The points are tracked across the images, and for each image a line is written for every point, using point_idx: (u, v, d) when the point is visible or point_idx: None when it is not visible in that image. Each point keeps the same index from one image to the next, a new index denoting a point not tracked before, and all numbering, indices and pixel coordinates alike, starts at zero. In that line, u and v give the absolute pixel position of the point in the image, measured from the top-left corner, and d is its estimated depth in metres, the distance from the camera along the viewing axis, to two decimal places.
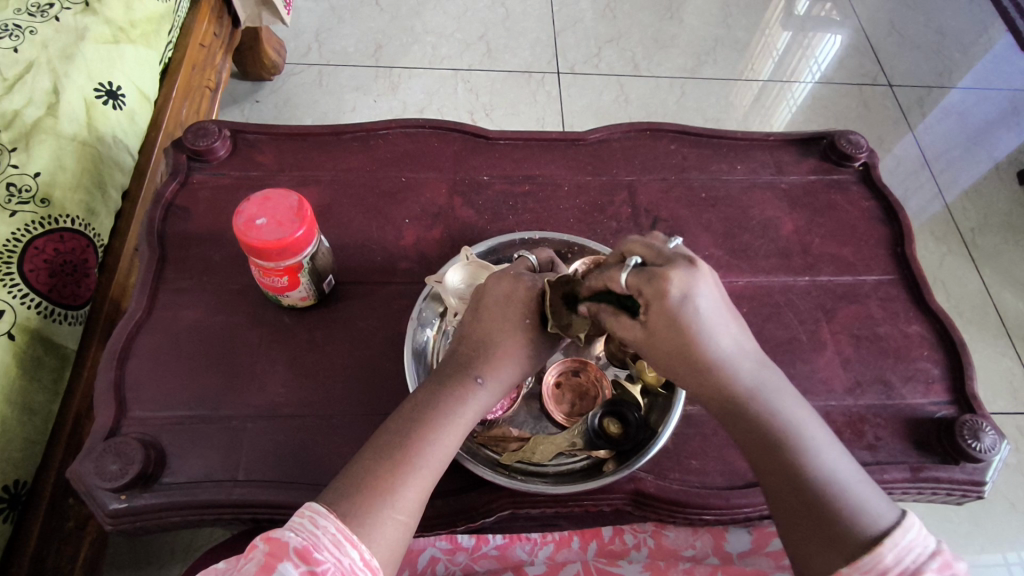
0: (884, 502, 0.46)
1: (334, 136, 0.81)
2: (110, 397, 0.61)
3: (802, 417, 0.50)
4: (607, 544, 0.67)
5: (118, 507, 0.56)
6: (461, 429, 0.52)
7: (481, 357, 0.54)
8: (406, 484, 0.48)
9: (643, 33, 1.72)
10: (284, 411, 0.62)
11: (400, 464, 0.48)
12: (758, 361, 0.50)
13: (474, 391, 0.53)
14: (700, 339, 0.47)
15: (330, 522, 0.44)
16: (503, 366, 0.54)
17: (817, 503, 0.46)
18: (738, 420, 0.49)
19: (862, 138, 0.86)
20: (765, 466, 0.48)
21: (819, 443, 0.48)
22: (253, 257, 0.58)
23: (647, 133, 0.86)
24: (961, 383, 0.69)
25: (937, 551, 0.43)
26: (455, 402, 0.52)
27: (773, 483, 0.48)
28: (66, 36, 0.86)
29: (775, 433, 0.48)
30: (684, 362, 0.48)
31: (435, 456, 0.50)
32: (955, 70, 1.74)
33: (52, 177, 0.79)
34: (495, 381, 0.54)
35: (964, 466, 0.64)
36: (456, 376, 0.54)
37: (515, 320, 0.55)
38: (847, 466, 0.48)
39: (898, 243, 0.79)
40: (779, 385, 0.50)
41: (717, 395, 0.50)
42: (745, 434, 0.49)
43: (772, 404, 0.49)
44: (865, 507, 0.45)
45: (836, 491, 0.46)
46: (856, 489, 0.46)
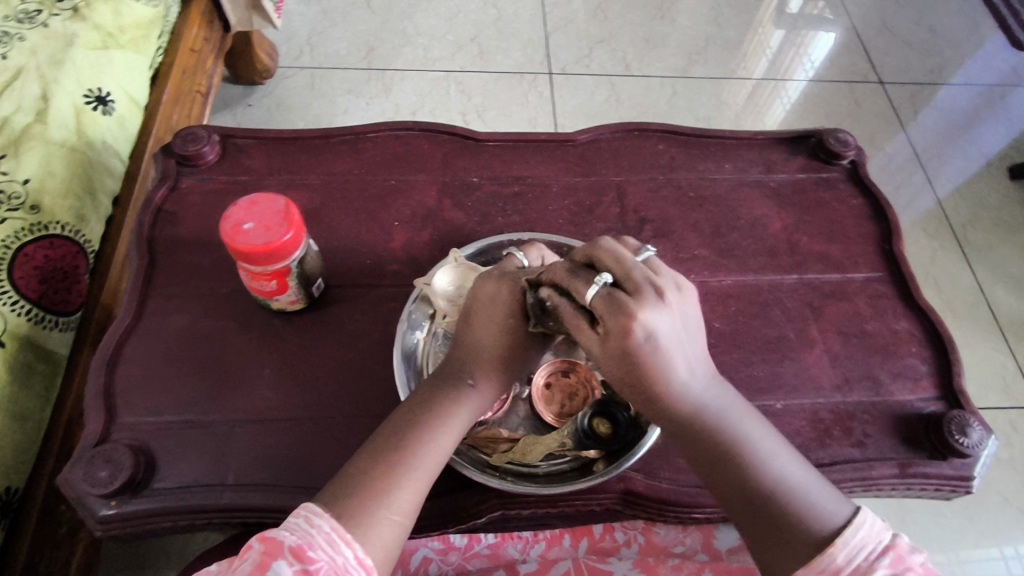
0: (833, 500, 0.47)
1: (323, 139, 0.81)
2: (100, 403, 0.61)
3: (750, 429, 0.50)
4: (598, 542, 0.68)
5: (109, 513, 0.56)
6: (456, 429, 0.53)
7: (472, 360, 0.56)
8: (400, 484, 0.48)
9: (635, 33, 1.72)
10: (274, 415, 0.63)
11: (394, 465, 0.49)
12: (710, 379, 0.51)
13: (466, 392, 0.55)
14: (654, 364, 0.48)
15: (323, 522, 0.44)
16: (494, 366, 0.56)
17: (771, 510, 0.46)
18: (691, 438, 0.50)
19: (850, 136, 0.86)
20: (719, 481, 0.49)
21: (770, 451, 0.49)
22: (241, 262, 0.59)
23: (635, 133, 0.86)
24: (948, 379, 0.70)
25: (891, 545, 0.43)
26: (449, 404, 0.54)
27: (725, 492, 0.48)
28: (55, 43, 0.86)
29: (724, 448, 0.49)
30: (638, 381, 0.49)
31: (429, 456, 0.51)
32: (945, 67, 1.75)
33: (42, 184, 0.79)
34: (487, 382, 0.56)
35: (951, 461, 0.64)
36: (448, 380, 0.56)
37: (500, 321, 0.55)
38: (796, 469, 0.48)
39: (886, 240, 0.80)
40: (731, 401, 0.51)
41: (670, 416, 0.50)
42: (695, 449, 0.50)
43: (723, 421, 0.50)
44: (816, 507, 0.46)
45: (789, 497, 0.46)
46: (807, 492, 0.47)
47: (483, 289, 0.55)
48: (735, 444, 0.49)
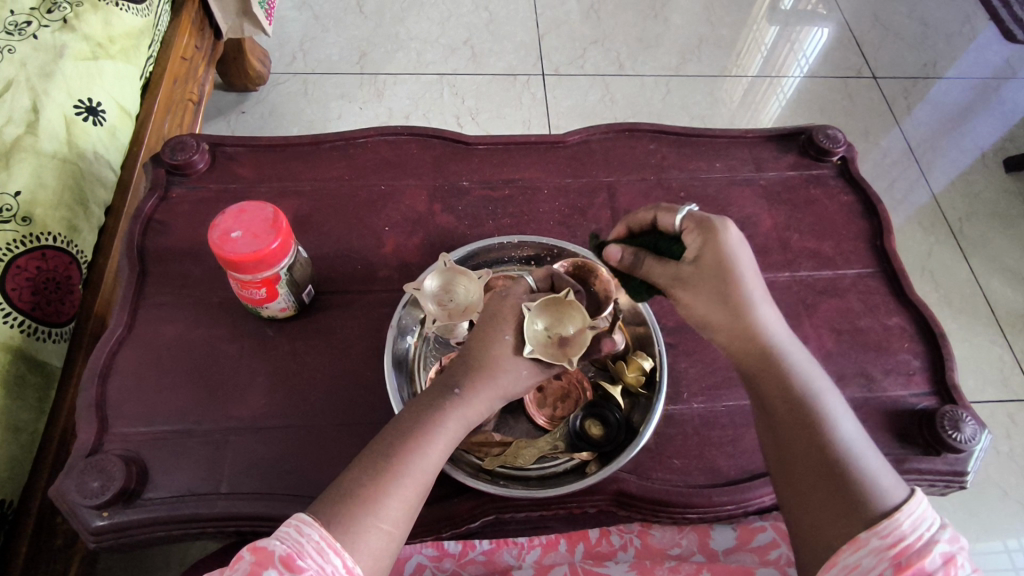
0: (895, 478, 0.49)
1: (313, 145, 0.81)
2: (92, 414, 0.61)
3: (824, 390, 0.54)
4: (595, 546, 0.67)
5: (101, 524, 0.56)
6: (448, 440, 0.52)
7: (462, 369, 0.55)
8: (390, 495, 0.48)
9: (628, 32, 1.72)
10: (266, 423, 0.63)
11: (385, 475, 0.48)
12: (790, 336, 0.56)
13: (456, 401, 0.53)
14: (744, 282, 0.54)
15: (313, 530, 0.44)
16: (486, 375, 0.54)
17: (837, 468, 0.49)
18: (773, 382, 0.54)
19: (840, 132, 0.86)
20: (790, 433, 0.52)
21: (841, 419, 0.52)
22: (230, 271, 0.59)
23: (625, 134, 0.86)
24: (941, 374, 0.70)
25: (944, 526, 0.46)
26: (437, 413, 0.52)
27: (797, 448, 0.51)
28: (45, 54, 0.86)
29: (803, 397, 0.52)
30: (723, 298, 0.54)
31: (421, 467, 0.50)
32: (938, 61, 1.75)
33: (33, 196, 0.79)
34: (477, 392, 0.54)
35: (945, 457, 0.64)
36: (438, 390, 0.55)
37: (493, 331, 0.56)
38: (861, 439, 0.51)
39: (877, 236, 0.80)
40: (807, 366, 0.55)
41: (753, 353, 0.55)
42: (777, 400, 0.53)
43: (801, 372, 0.54)
44: (879, 480, 0.48)
45: (853, 458, 0.49)
46: (869, 461, 0.49)
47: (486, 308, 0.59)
48: (811, 398, 0.52)
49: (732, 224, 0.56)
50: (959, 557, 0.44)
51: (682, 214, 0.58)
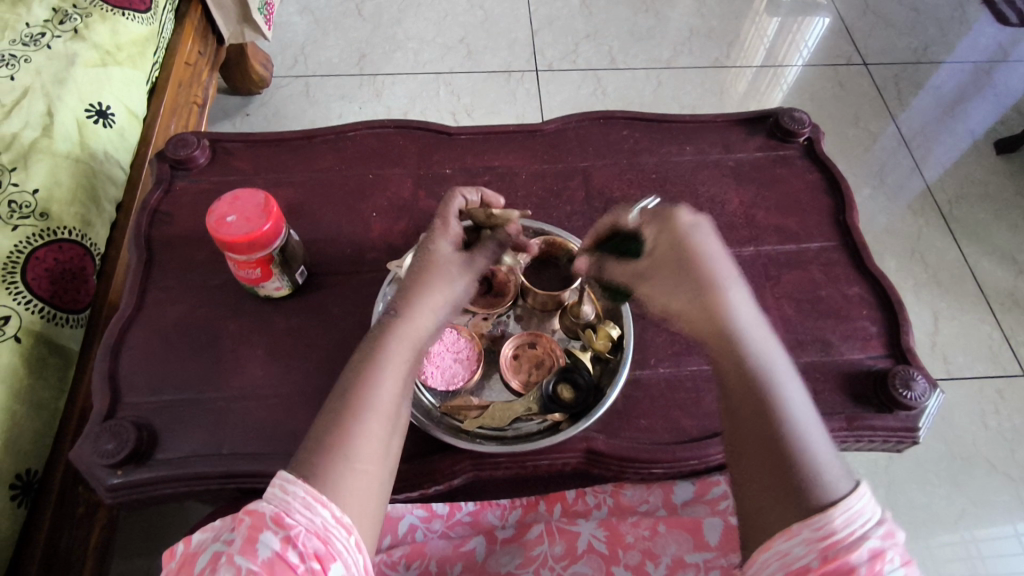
0: (842, 470, 0.47)
1: (306, 140, 0.86)
2: (105, 386, 0.67)
3: (788, 381, 0.52)
4: (571, 505, 0.72)
5: (116, 481, 0.62)
6: (400, 363, 0.55)
7: (396, 300, 0.59)
8: (354, 430, 0.50)
9: (619, 27, 1.76)
10: (263, 392, 0.68)
11: (345, 415, 0.50)
12: (762, 326, 0.55)
13: (396, 327, 0.56)
14: (707, 262, 0.58)
15: (298, 488, 0.45)
16: (418, 296, 0.58)
17: (784, 458, 0.47)
18: (735, 370, 0.52)
19: (806, 115, 0.90)
20: (746, 419, 0.50)
21: (793, 403, 0.51)
22: (226, 252, 0.64)
23: (600, 121, 0.91)
24: (897, 337, 0.73)
25: (883, 520, 0.44)
26: (381, 343, 0.55)
27: (747, 428, 0.50)
28: (58, 62, 0.93)
29: (759, 383, 0.51)
30: (687, 279, 0.58)
31: (379, 396, 0.52)
32: (931, 45, 1.77)
33: (49, 193, 0.85)
34: (413, 312, 0.57)
35: (897, 415, 0.68)
36: (378, 327, 0.58)
37: (419, 261, 0.62)
38: (817, 432, 0.49)
39: (840, 211, 0.84)
40: (770, 349, 0.54)
41: (717, 339, 0.54)
42: (734, 381, 0.52)
43: (761, 361, 0.52)
44: (824, 472, 0.46)
45: (803, 450, 0.47)
46: (818, 455, 0.47)
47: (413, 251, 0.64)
48: (769, 387, 0.51)
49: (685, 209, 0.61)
50: (889, 552, 0.41)
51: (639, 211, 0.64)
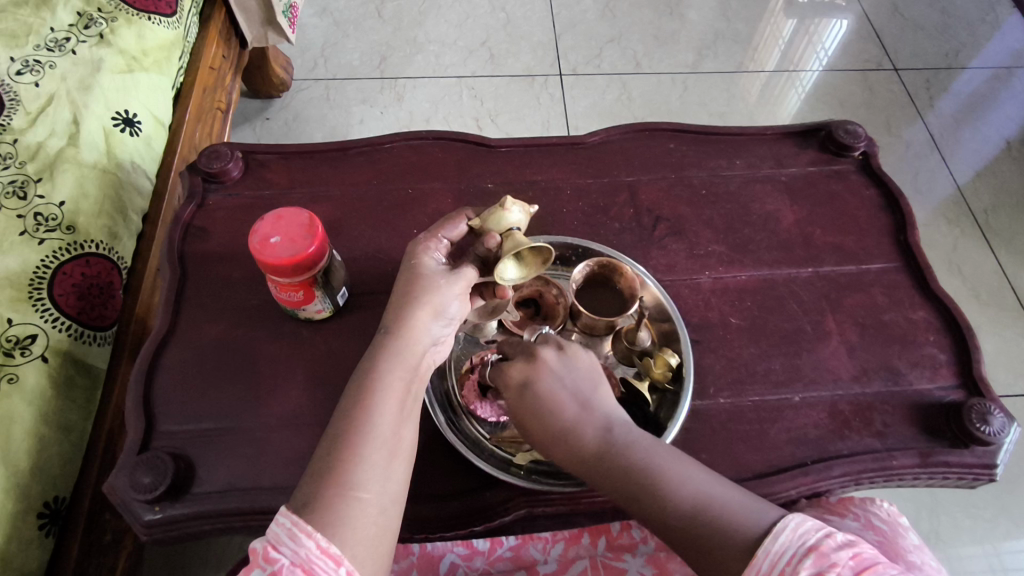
0: (755, 505, 0.49)
1: (341, 151, 0.83)
2: (139, 413, 0.64)
3: (656, 454, 0.54)
4: (616, 539, 0.68)
5: (153, 518, 0.59)
6: (396, 387, 0.52)
7: (388, 314, 0.55)
8: (349, 459, 0.47)
9: (644, 30, 1.73)
10: (304, 420, 0.65)
11: (339, 445, 0.48)
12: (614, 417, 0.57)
13: (389, 346, 0.53)
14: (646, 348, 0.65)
15: (285, 518, 0.45)
16: (408, 309, 0.54)
17: (690, 523, 0.49)
18: (602, 472, 0.54)
19: (861, 127, 0.87)
20: (639, 507, 0.52)
21: (676, 471, 0.52)
22: (270, 275, 0.61)
23: (645, 133, 0.87)
24: (967, 366, 0.70)
25: (815, 546, 0.44)
26: (375, 364, 0.52)
27: (654, 522, 0.51)
28: (83, 68, 0.89)
29: (630, 472, 0.53)
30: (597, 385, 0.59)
31: (374, 423, 0.49)
32: (961, 50, 1.72)
33: (76, 205, 0.82)
34: (404, 327, 0.54)
35: (973, 450, 0.65)
36: (372, 346, 0.54)
37: (406, 268, 0.56)
38: (709, 484, 0.51)
39: (900, 230, 0.80)
40: (627, 431, 0.56)
41: (577, 459, 0.55)
42: (617, 486, 0.53)
43: (624, 451, 0.54)
44: (736, 513, 0.49)
45: (705, 508, 0.49)
46: (725, 501, 0.50)
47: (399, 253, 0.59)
48: (641, 469, 0.53)
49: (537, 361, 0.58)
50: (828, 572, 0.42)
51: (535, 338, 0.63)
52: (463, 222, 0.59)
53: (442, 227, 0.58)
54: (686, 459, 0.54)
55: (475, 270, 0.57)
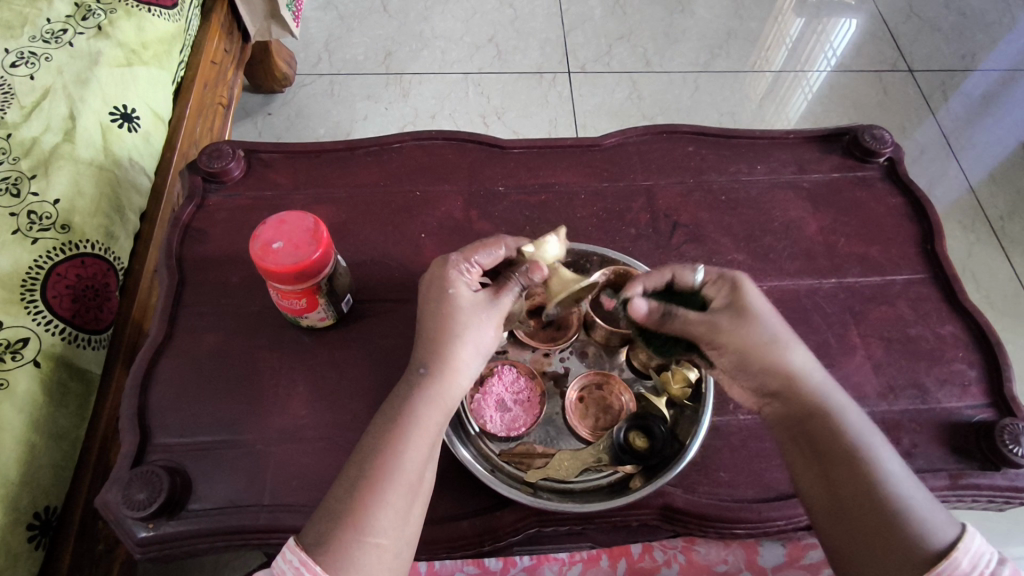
0: (940, 512, 0.47)
1: (348, 151, 0.80)
2: (134, 424, 0.61)
3: (873, 429, 0.51)
4: (637, 562, 0.64)
5: (146, 535, 0.56)
6: (425, 427, 0.49)
7: (421, 348, 0.52)
8: (367, 502, 0.45)
9: (654, 27, 1.69)
10: (306, 434, 0.62)
11: (358, 485, 0.46)
12: (825, 373, 0.53)
13: (423, 384, 0.50)
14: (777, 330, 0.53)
15: (294, 556, 0.44)
16: (449, 346, 0.51)
17: (891, 513, 0.46)
18: (818, 420, 0.51)
19: (886, 132, 0.84)
20: (843, 475, 0.49)
21: (883, 452, 0.49)
22: (271, 282, 0.58)
23: (663, 135, 0.84)
24: (998, 385, 0.67)
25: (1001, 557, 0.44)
26: (405, 403, 0.49)
27: (840, 488, 0.49)
28: (81, 61, 0.86)
29: (854, 439, 0.49)
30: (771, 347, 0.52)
31: (397, 466, 0.47)
32: (978, 52, 1.68)
33: (71, 204, 0.79)
34: (443, 366, 0.51)
35: (1005, 472, 0.62)
36: (403, 380, 0.51)
37: (440, 296, 0.53)
38: (913, 481, 0.48)
39: (927, 239, 0.77)
40: (845, 399, 0.52)
41: (799, 401, 0.52)
42: (824, 441, 0.50)
43: (850, 417, 0.51)
44: (930, 518, 0.46)
45: (906, 502, 0.47)
46: (923, 502, 0.47)
47: (429, 275, 0.56)
48: (865, 440, 0.50)
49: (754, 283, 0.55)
50: None
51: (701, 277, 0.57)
52: (499, 248, 0.58)
53: (475, 250, 0.57)
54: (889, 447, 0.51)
55: (515, 298, 0.55)
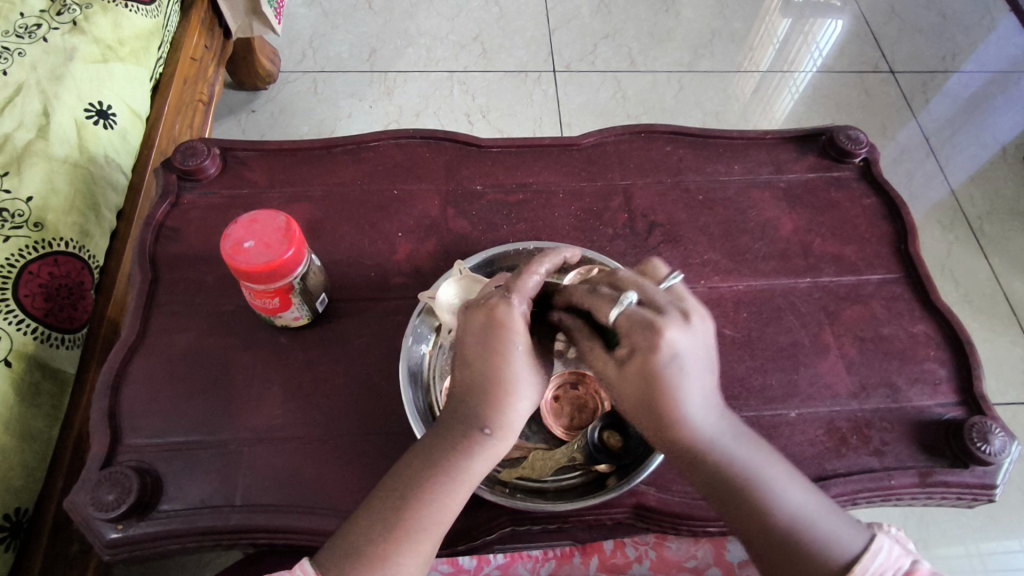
0: (849, 525, 0.47)
1: (325, 150, 0.80)
2: (105, 425, 0.61)
3: (763, 460, 0.49)
4: (609, 558, 0.64)
5: (116, 536, 0.56)
6: (470, 481, 0.49)
7: (482, 402, 0.49)
8: (401, 553, 0.45)
9: (639, 27, 1.69)
10: (279, 434, 0.62)
11: (395, 535, 0.45)
12: (717, 414, 0.48)
13: (482, 443, 0.49)
14: (676, 394, 0.46)
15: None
16: (511, 406, 0.49)
17: (792, 545, 0.45)
18: (701, 473, 0.48)
19: (862, 133, 0.84)
20: (737, 516, 0.47)
21: (779, 485, 0.48)
22: (243, 281, 0.58)
23: (641, 135, 0.84)
24: (968, 384, 0.68)
25: (910, 568, 0.45)
26: (461, 460, 0.48)
27: (744, 530, 0.47)
28: (55, 57, 0.84)
29: (739, 484, 0.47)
30: (652, 413, 0.47)
31: (439, 522, 0.47)
32: (959, 54, 1.69)
33: (45, 201, 0.78)
34: (507, 431, 0.49)
35: (973, 470, 0.63)
36: (458, 429, 0.49)
37: (507, 349, 0.48)
38: (815, 501, 0.48)
39: (901, 240, 0.78)
40: (740, 443, 0.48)
41: (678, 456, 0.48)
42: (709, 493, 0.48)
43: (735, 462, 0.48)
44: (836, 536, 0.46)
45: (807, 529, 0.46)
46: (827, 522, 0.47)
47: (484, 311, 0.49)
48: (749, 477, 0.47)
49: (681, 326, 0.46)
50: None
51: (621, 308, 0.48)
52: (538, 274, 0.52)
53: (527, 280, 0.51)
54: (787, 468, 0.50)
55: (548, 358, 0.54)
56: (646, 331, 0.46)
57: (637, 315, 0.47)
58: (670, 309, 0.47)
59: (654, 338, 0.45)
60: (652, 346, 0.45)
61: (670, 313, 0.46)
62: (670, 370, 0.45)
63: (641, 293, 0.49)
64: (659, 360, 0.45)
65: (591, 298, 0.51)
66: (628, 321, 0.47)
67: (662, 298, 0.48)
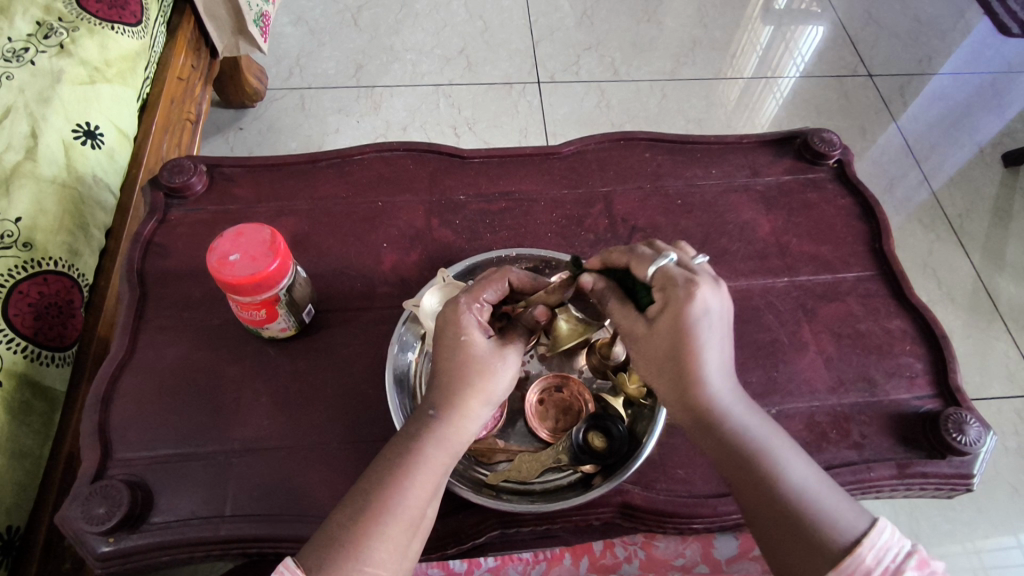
0: (856, 509, 0.47)
1: (310, 164, 0.81)
2: (94, 440, 0.61)
3: (771, 431, 0.51)
4: (599, 559, 0.65)
5: (107, 550, 0.56)
6: (432, 464, 0.49)
7: (435, 390, 0.52)
8: (371, 537, 0.46)
9: (621, 38, 1.72)
10: (267, 444, 0.63)
11: (361, 518, 0.46)
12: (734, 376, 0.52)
13: (437, 426, 0.50)
14: (700, 348, 0.49)
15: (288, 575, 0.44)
16: (463, 388, 0.51)
17: (796, 513, 0.47)
18: (715, 428, 0.51)
19: (836, 135, 0.86)
20: (741, 480, 0.49)
21: (788, 455, 0.50)
22: (230, 293, 0.59)
23: (621, 143, 0.86)
24: (944, 376, 0.70)
25: (912, 550, 0.44)
26: (418, 445, 0.50)
27: (746, 488, 0.49)
28: (42, 79, 0.85)
29: (749, 447, 0.50)
30: (675, 367, 0.50)
31: (404, 506, 0.47)
32: (934, 57, 1.72)
33: (34, 221, 0.78)
34: (457, 412, 0.51)
35: (950, 460, 0.64)
36: (415, 418, 0.52)
37: (457, 339, 0.52)
38: (819, 480, 0.49)
39: (875, 237, 0.80)
40: (756, 407, 0.52)
41: (695, 412, 0.51)
42: (721, 445, 0.51)
43: (746, 424, 0.51)
44: (838, 511, 0.46)
45: (811, 502, 0.47)
46: (828, 500, 0.47)
47: (439, 313, 0.55)
48: (759, 441, 0.50)
49: (711, 294, 0.49)
50: None
51: (658, 267, 0.51)
52: (501, 283, 0.57)
53: (482, 287, 0.55)
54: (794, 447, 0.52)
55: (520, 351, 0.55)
56: (681, 285, 0.49)
57: (672, 272, 0.50)
58: (702, 275, 0.51)
59: (689, 291, 0.49)
60: (682, 301, 0.49)
61: (703, 275, 0.50)
62: (699, 322, 0.49)
63: (680, 258, 0.52)
64: (688, 314, 0.48)
65: (629, 256, 0.53)
66: (665, 277, 0.50)
67: (696, 267, 0.52)
